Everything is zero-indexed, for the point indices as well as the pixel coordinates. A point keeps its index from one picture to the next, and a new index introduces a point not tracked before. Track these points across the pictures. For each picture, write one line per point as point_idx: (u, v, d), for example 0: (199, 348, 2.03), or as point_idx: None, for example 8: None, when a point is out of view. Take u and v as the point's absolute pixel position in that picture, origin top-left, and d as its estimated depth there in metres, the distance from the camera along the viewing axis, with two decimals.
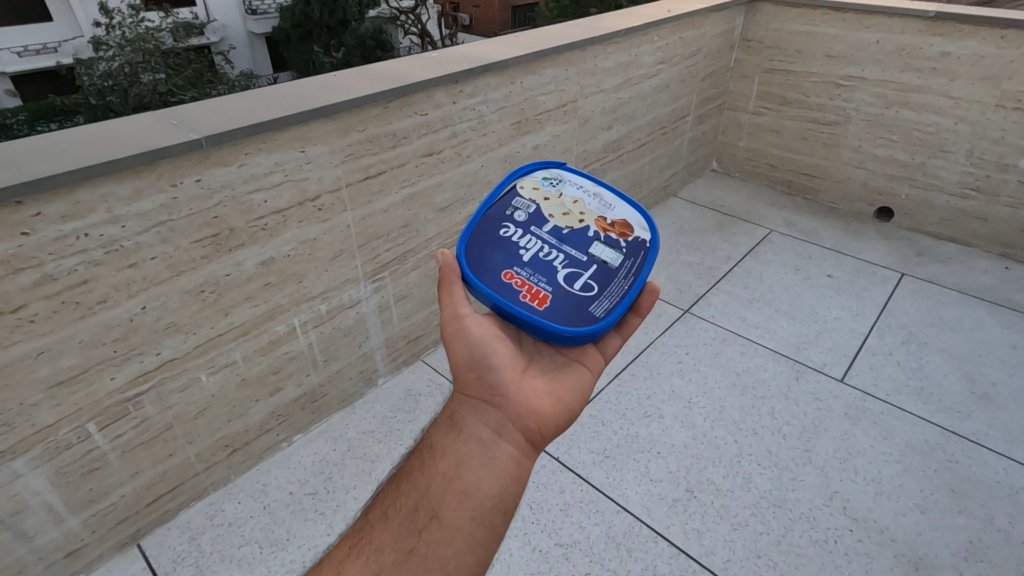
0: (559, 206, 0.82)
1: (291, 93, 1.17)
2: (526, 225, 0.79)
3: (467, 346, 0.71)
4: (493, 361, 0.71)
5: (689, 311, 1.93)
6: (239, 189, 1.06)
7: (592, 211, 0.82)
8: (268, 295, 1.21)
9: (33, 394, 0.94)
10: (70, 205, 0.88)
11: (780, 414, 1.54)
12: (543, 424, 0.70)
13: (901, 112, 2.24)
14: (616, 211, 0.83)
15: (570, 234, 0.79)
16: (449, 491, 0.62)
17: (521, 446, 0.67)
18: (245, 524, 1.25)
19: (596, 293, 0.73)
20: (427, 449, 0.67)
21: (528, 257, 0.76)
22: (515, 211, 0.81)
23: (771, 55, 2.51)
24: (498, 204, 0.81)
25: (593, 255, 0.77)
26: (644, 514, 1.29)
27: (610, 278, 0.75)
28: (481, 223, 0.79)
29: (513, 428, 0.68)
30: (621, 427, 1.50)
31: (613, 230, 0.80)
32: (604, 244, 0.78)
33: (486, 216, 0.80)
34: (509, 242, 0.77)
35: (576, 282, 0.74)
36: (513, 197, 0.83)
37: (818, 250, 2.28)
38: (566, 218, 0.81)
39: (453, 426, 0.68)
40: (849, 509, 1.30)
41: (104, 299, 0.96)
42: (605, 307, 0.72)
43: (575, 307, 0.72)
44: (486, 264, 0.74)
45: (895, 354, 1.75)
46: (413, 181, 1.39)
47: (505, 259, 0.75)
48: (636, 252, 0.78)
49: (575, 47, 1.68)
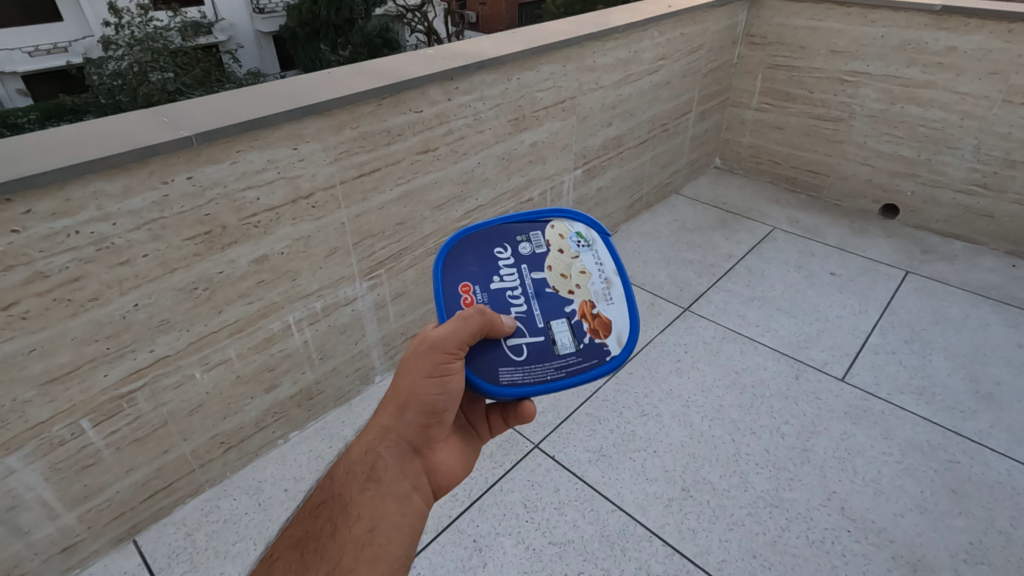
0: (565, 264, 0.82)
1: (284, 91, 1.16)
2: (521, 261, 0.81)
3: (437, 392, 0.68)
4: (443, 415, 0.71)
5: (688, 309, 1.92)
6: (231, 186, 1.06)
7: (587, 292, 0.80)
8: (263, 292, 1.21)
9: (26, 390, 0.95)
10: (60, 202, 0.88)
11: (779, 414, 1.52)
12: (447, 483, 0.73)
13: (907, 108, 2.22)
14: (609, 307, 0.80)
15: (550, 295, 0.79)
16: (362, 557, 0.58)
17: (428, 505, 0.68)
18: (240, 521, 1.26)
19: (519, 361, 0.73)
20: (341, 507, 0.62)
21: (496, 286, 0.78)
22: (525, 243, 0.83)
23: (775, 50, 2.49)
24: (519, 228, 0.84)
25: (549, 328, 0.76)
26: (640, 513, 1.28)
27: (544, 358, 0.75)
28: (485, 233, 0.82)
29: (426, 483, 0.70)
30: (618, 426, 1.49)
31: (589, 321, 0.78)
32: (569, 327, 0.77)
33: (498, 232, 0.83)
34: (493, 264, 0.80)
35: (511, 337, 0.75)
36: (537, 231, 0.85)
37: (822, 248, 2.25)
38: (560, 280, 0.81)
39: (372, 479, 0.65)
40: (847, 509, 1.28)
41: (96, 296, 0.97)
42: (513, 378, 0.72)
43: (491, 358, 0.72)
44: (458, 268, 0.78)
45: (897, 353, 1.72)
46: (409, 178, 1.38)
47: (476, 274, 0.79)
48: (590, 357, 0.76)
49: (573, 43, 1.66)
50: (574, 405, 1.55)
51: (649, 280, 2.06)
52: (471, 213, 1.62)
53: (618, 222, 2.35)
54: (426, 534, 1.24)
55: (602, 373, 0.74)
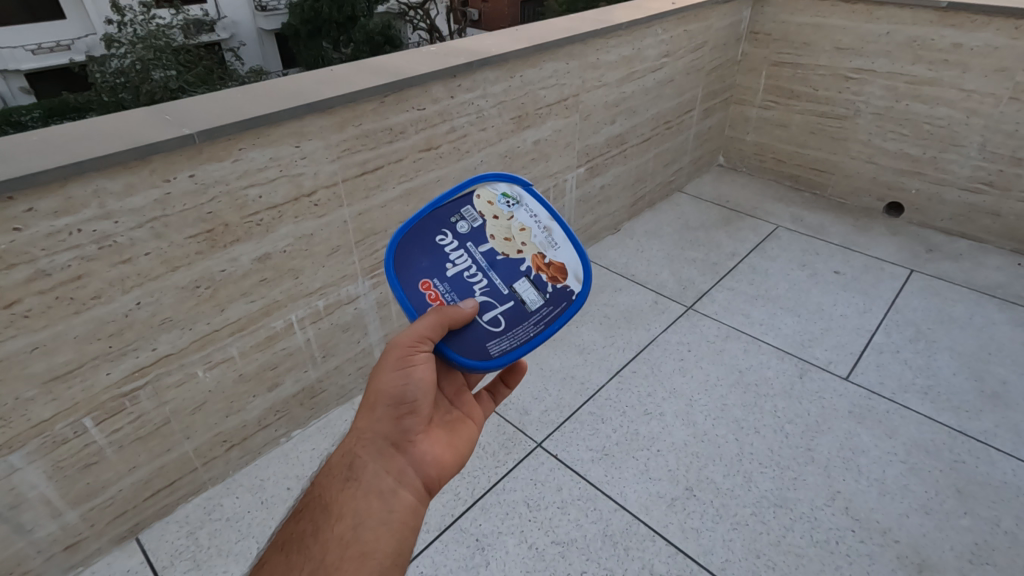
0: (504, 228, 0.81)
1: (286, 88, 1.16)
2: (464, 239, 0.79)
3: (403, 385, 0.70)
4: (417, 407, 0.72)
5: (691, 307, 1.91)
6: (233, 184, 1.06)
7: (534, 245, 0.80)
8: (265, 290, 1.21)
9: (28, 388, 0.95)
10: (62, 200, 0.88)
11: (782, 413, 1.51)
12: (441, 474, 0.73)
13: (912, 105, 2.20)
14: (558, 251, 0.80)
15: (503, 261, 0.78)
16: (346, 554, 0.60)
17: (418, 495, 0.70)
18: (243, 519, 1.26)
19: (500, 331, 0.74)
20: (322, 508, 0.65)
21: (451, 272, 0.77)
22: (460, 220, 0.81)
23: (779, 48, 2.48)
24: (447, 208, 0.81)
25: (514, 291, 0.76)
26: (643, 513, 1.27)
27: (520, 320, 0.75)
28: (420, 224, 0.79)
29: (413, 477, 0.70)
30: (621, 425, 1.48)
31: (546, 271, 0.78)
32: (531, 283, 0.77)
33: (429, 218, 0.80)
34: (441, 252, 0.78)
35: (485, 314, 0.74)
36: (466, 205, 0.82)
37: (826, 246, 2.24)
38: (506, 245, 0.79)
39: (352, 478, 0.67)
40: (851, 509, 1.27)
41: (98, 295, 0.97)
42: (501, 347, 0.73)
43: (473, 337, 0.73)
44: (409, 268, 0.76)
45: (902, 352, 1.72)
46: (411, 176, 1.38)
47: (430, 269, 0.76)
48: (559, 301, 0.77)
49: (577, 40, 1.65)
50: (577, 404, 1.55)
51: (652, 279, 2.06)
52: None
53: (621, 220, 2.34)
54: (429, 533, 1.24)
55: (577, 311, 0.76)
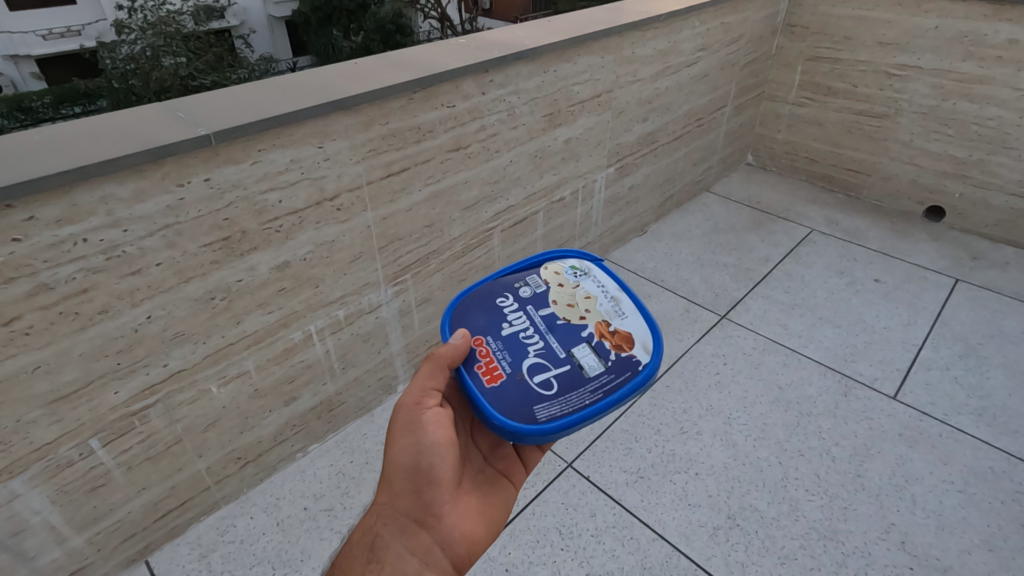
0: (568, 295, 0.82)
1: (307, 83, 1.07)
2: (525, 303, 0.81)
3: (416, 455, 0.71)
4: (435, 479, 0.71)
5: (725, 317, 1.82)
6: (251, 188, 0.97)
7: (599, 313, 0.79)
8: (283, 301, 1.12)
9: (30, 410, 0.87)
10: (66, 208, 0.80)
11: (828, 434, 1.42)
12: (471, 548, 0.73)
13: (959, 104, 2.08)
14: (625, 321, 0.78)
15: (562, 326, 0.78)
16: None
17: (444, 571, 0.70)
18: (257, 542, 1.18)
19: (551, 395, 0.70)
20: None
21: (507, 331, 0.77)
22: (523, 285, 0.83)
23: (816, 42, 2.35)
24: (512, 276, 0.85)
25: (573, 355, 0.74)
26: (683, 543, 1.19)
27: (576, 385, 0.71)
28: (483, 288, 0.83)
29: (441, 555, 0.70)
30: (656, 445, 1.40)
31: (610, 338, 0.76)
32: (593, 349, 0.75)
33: (493, 284, 0.84)
34: (498, 312, 0.79)
35: (538, 375, 0.72)
36: (531, 274, 0.86)
37: (863, 252, 2.13)
38: (569, 310, 0.80)
39: (375, 559, 0.67)
40: (908, 544, 1.19)
41: (106, 309, 0.89)
42: (550, 413, 0.68)
43: (521, 399, 0.70)
44: (465, 325, 0.78)
45: (952, 369, 1.62)
46: (438, 178, 1.29)
47: (485, 326, 0.77)
48: (622, 370, 0.72)
49: (613, 32, 1.55)
50: (609, 420, 1.46)
51: (683, 285, 1.96)
52: (501, 215, 1.53)
53: (648, 221, 2.24)
54: None
55: (642, 382, 0.71)
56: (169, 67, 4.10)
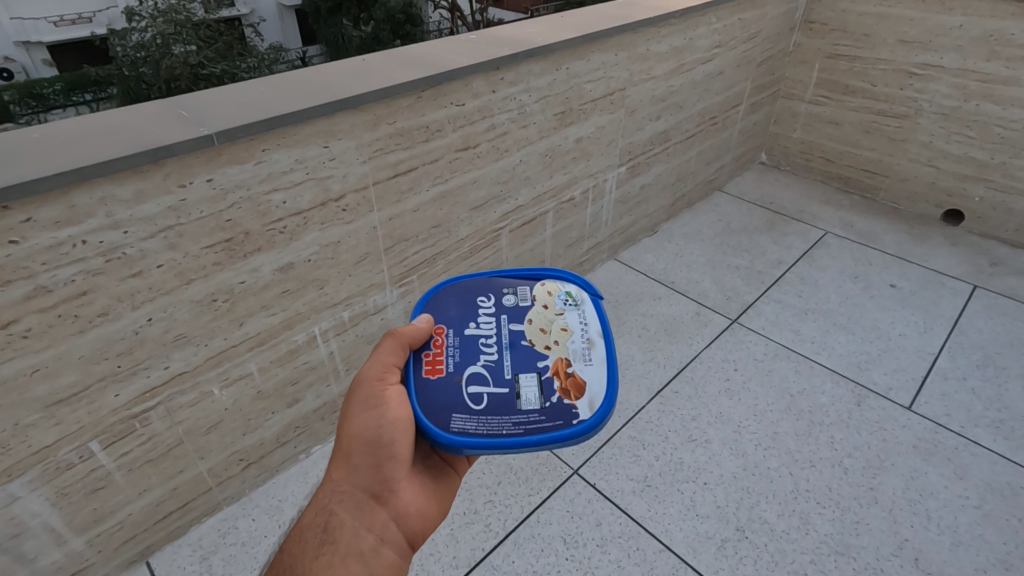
0: (546, 319, 0.73)
1: (313, 81, 1.04)
2: (501, 311, 0.74)
3: (378, 425, 0.62)
4: (396, 453, 0.63)
5: (736, 320, 1.79)
6: (255, 189, 0.95)
7: (565, 350, 0.69)
8: (287, 302, 1.10)
9: (29, 414, 0.86)
10: (64, 209, 0.78)
11: (841, 445, 1.39)
12: (427, 525, 0.65)
13: (983, 106, 2.02)
14: (587, 368, 0.66)
15: (525, 348, 0.70)
16: None
17: (403, 552, 0.62)
18: (258, 545, 1.17)
19: (474, 411, 0.63)
20: None
21: (470, 331, 0.72)
22: (510, 293, 0.76)
23: (835, 39, 2.30)
24: (506, 280, 0.78)
25: (516, 381, 0.66)
26: (690, 555, 1.17)
27: (502, 412, 0.63)
28: (470, 283, 0.79)
29: (397, 531, 0.62)
30: (664, 452, 1.37)
31: (561, 380, 0.65)
32: (539, 383, 0.65)
33: (481, 282, 0.79)
34: (473, 309, 0.75)
35: (473, 386, 0.66)
36: (526, 285, 0.78)
37: (879, 256, 2.09)
38: (538, 334, 0.71)
39: (327, 541, 0.58)
40: (921, 561, 1.16)
41: (106, 311, 0.87)
42: (463, 428, 0.62)
43: (445, 403, 0.64)
44: (436, 312, 0.75)
45: (969, 379, 1.58)
46: (446, 178, 1.26)
47: (453, 319, 0.74)
48: (555, 418, 0.62)
49: (628, 29, 1.51)
50: (616, 426, 1.44)
51: (693, 287, 1.92)
52: (509, 215, 1.50)
53: (659, 221, 2.21)
54: (458, 569, 1.14)
55: (572, 437, 0.60)
56: (181, 55, 4.06)
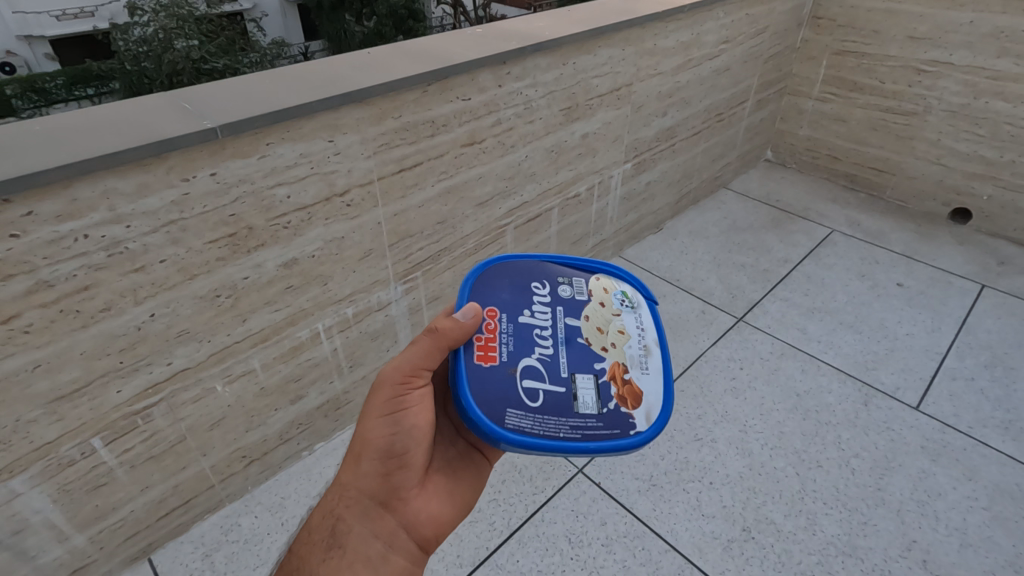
0: (603, 319, 0.72)
1: (319, 74, 1.03)
2: (555, 303, 0.72)
3: (392, 433, 0.63)
4: (408, 460, 0.63)
5: (742, 319, 1.77)
6: (259, 183, 0.94)
7: (622, 354, 0.68)
8: (291, 298, 1.09)
9: (30, 410, 0.85)
10: (66, 203, 0.76)
11: (847, 445, 1.38)
12: (439, 529, 0.66)
13: (992, 103, 2.00)
14: (644, 377, 0.66)
15: (580, 346, 0.68)
16: None
17: (413, 556, 0.63)
18: (261, 542, 1.16)
19: (530, 409, 0.62)
20: None
21: (523, 320, 0.70)
22: (565, 285, 0.75)
23: (843, 35, 2.27)
24: (560, 270, 0.77)
25: (572, 381, 0.64)
26: (696, 556, 1.16)
27: (558, 411, 0.62)
28: (525, 269, 0.76)
29: (407, 537, 0.63)
30: (670, 451, 1.36)
31: (617, 384, 0.65)
32: (596, 386, 0.64)
33: (537, 270, 0.76)
34: (527, 296, 0.73)
35: (528, 381, 0.64)
36: (580, 278, 0.77)
37: (886, 254, 2.07)
38: (595, 334, 0.70)
39: (335, 547, 0.60)
40: (929, 563, 1.15)
41: (108, 306, 0.86)
42: (519, 424, 0.60)
43: (500, 396, 0.62)
44: (487, 296, 0.72)
45: (977, 379, 1.56)
46: (452, 173, 1.25)
47: (506, 303, 0.71)
48: (612, 425, 0.62)
49: (635, 24, 1.49)
50: None
51: (698, 285, 1.91)
52: (515, 211, 1.49)
53: (664, 218, 2.19)
54: (462, 568, 1.13)
55: (626, 447, 0.60)
56: (183, 50, 4.02)
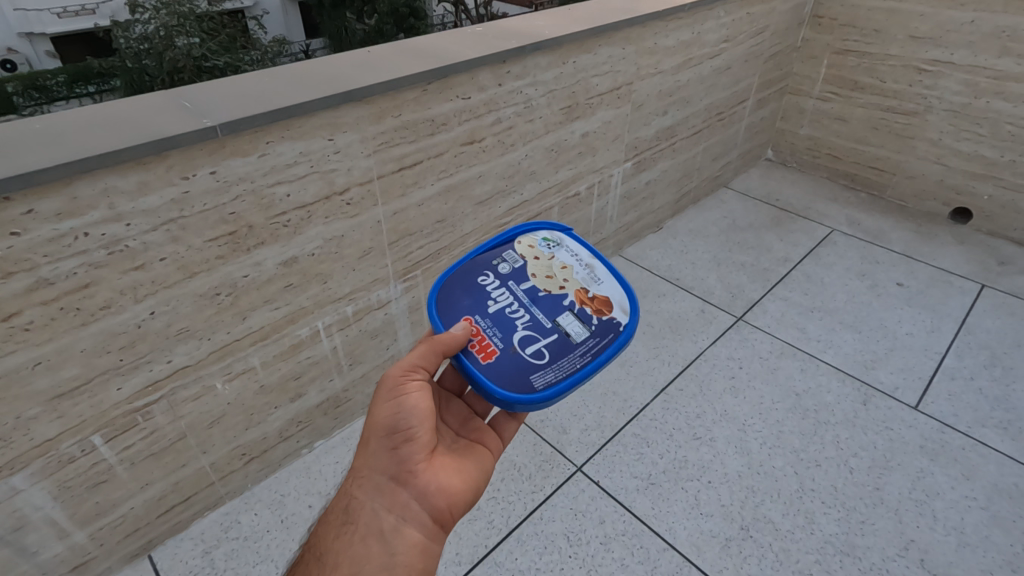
0: (545, 267, 0.84)
1: (319, 73, 1.03)
2: (505, 279, 0.82)
3: (394, 415, 0.69)
4: (412, 438, 0.69)
5: (741, 318, 1.77)
6: (259, 182, 0.94)
7: (577, 281, 0.82)
8: (290, 296, 1.10)
9: (31, 407, 0.85)
10: (66, 201, 0.77)
11: (846, 444, 1.38)
12: (451, 502, 0.70)
13: (993, 103, 2.00)
14: (601, 286, 0.81)
15: (545, 297, 0.80)
16: None
17: (426, 529, 0.68)
18: (261, 540, 1.17)
19: (544, 363, 0.72)
20: (318, 557, 0.65)
21: (493, 309, 0.78)
22: (501, 262, 0.84)
23: (844, 34, 2.27)
24: (489, 253, 0.85)
25: (558, 324, 0.76)
26: (695, 554, 1.16)
27: (566, 352, 0.74)
28: (464, 269, 0.83)
29: (419, 510, 0.68)
30: (668, 450, 1.36)
31: (591, 305, 0.79)
32: (576, 316, 0.77)
33: (471, 263, 0.84)
34: (482, 291, 0.80)
35: (529, 347, 0.74)
36: (506, 250, 0.87)
37: (886, 253, 2.07)
38: (548, 282, 0.82)
39: (349, 523, 0.67)
40: (927, 562, 1.15)
41: (108, 304, 0.86)
42: (547, 379, 0.70)
43: (516, 371, 0.71)
44: (452, 308, 0.78)
45: (976, 379, 1.56)
46: (452, 172, 1.25)
47: (471, 306, 0.78)
48: (606, 332, 0.76)
49: (635, 23, 1.49)
50: (620, 423, 1.43)
51: (698, 284, 1.91)
52: (515, 210, 1.49)
53: (664, 217, 2.19)
54: (461, 566, 1.14)
55: (625, 341, 0.74)
56: (184, 48, 4.01)
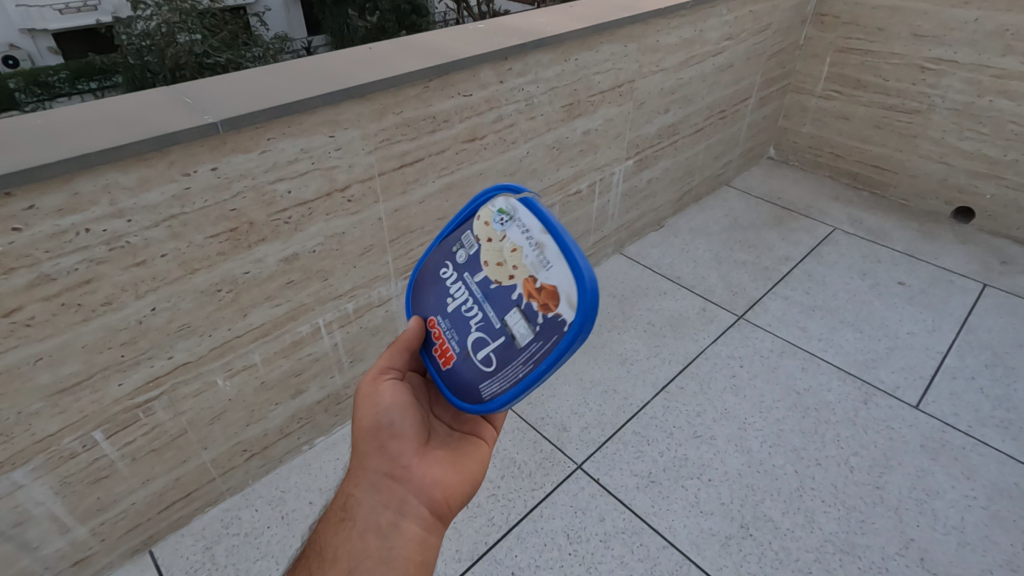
0: (496, 251, 0.66)
1: (320, 69, 1.03)
2: (461, 269, 0.71)
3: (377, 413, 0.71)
4: (398, 432, 0.71)
5: (743, 317, 1.77)
6: (260, 178, 0.94)
7: (525, 267, 0.63)
8: (291, 293, 1.10)
9: (32, 402, 0.85)
10: (68, 197, 0.77)
11: (846, 443, 1.38)
12: (448, 493, 0.69)
13: (996, 102, 1.99)
14: (550, 271, 0.60)
15: (496, 291, 0.66)
16: None
17: (425, 522, 0.67)
18: (261, 536, 1.17)
19: (490, 372, 0.65)
20: (318, 555, 0.66)
21: (451, 307, 0.71)
22: (460, 248, 0.72)
23: (847, 32, 2.26)
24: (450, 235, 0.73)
25: (506, 325, 0.64)
26: (695, 552, 1.16)
27: (510, 359, 0.63)
28: (429, 258, 0.76)
29: (416, 503, 0.68)
30: (668, 448, 1.37)
31: (537, 299, 0.61)
32: (520, 315, 0.62)
33: (434, 250, 0.75)
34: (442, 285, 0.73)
35: (480, 352, 0.66)
36: (466, 229, 0.71)
37: (888, 252, 2.07)
38: (497, 271, 0.66)
39: (347, 519, 0.68)
40: (927, 561, 1.15)
41: (110, 300, 0.86)
42: (492, 391, 0.65)
43: (468, 380, 0.68)
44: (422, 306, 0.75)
45: (977, 378, 1.56)
46: (453, 169, 1.25)
47: (434, 304, 0.73)
48: (549, 334, 0.60)
49: (638, 20, 1.49)
50: (620, 421, 1.43)
51: (699, 283, 1.91)
52: None
53: (666, 216, 2.19)
54: (462, 563, 1.14)
55: (570, 346, 0.58)
56: (186, 44, 3.99)
